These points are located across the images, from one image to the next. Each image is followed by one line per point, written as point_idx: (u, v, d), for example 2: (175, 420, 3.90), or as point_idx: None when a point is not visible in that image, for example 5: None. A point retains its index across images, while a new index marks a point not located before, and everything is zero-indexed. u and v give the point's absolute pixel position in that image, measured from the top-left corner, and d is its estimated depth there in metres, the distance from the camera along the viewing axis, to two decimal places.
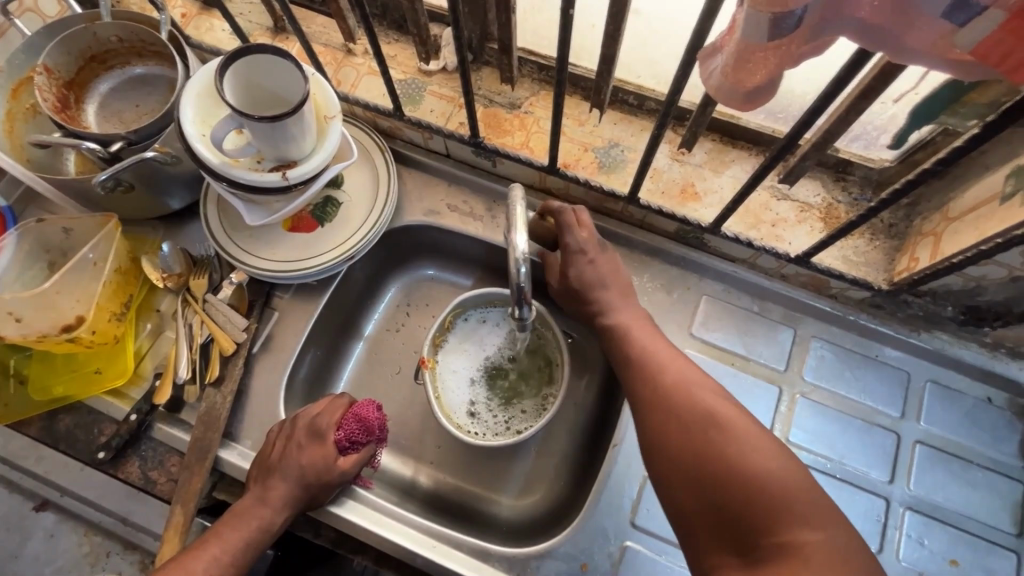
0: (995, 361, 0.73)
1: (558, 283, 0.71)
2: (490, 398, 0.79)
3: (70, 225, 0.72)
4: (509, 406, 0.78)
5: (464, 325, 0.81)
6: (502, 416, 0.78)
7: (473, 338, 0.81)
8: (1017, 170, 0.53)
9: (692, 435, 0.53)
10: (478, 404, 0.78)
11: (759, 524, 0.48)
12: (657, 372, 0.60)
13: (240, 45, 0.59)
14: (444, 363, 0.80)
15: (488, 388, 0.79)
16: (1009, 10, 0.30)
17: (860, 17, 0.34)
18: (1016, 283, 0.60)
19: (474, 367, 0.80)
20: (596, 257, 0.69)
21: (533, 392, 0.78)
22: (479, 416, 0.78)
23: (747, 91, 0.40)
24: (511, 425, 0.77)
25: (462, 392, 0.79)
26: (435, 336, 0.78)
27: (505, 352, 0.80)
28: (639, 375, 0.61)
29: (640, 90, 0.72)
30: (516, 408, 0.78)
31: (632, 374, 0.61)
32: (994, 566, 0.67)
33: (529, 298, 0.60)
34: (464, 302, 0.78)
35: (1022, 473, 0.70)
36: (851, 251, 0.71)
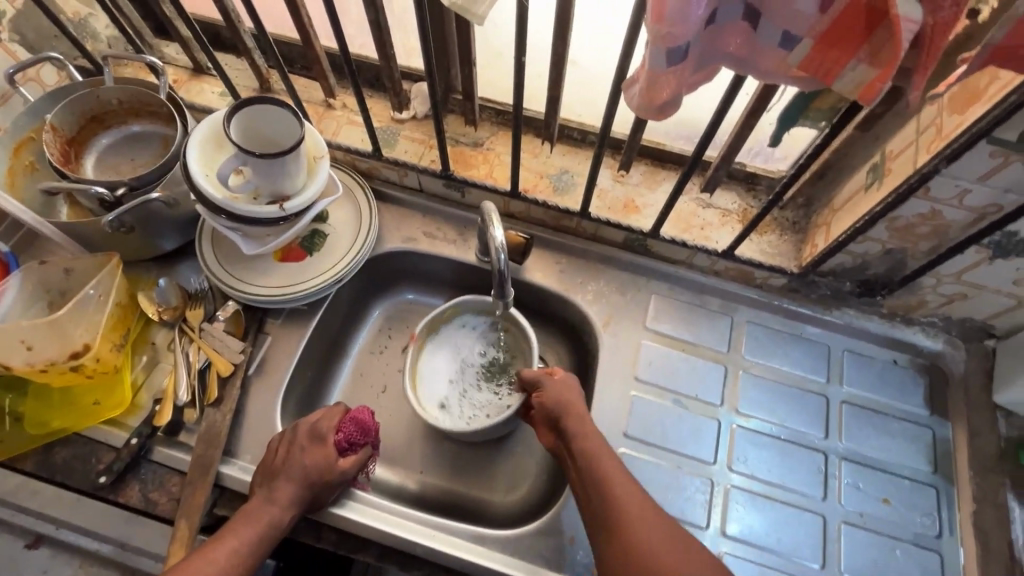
0: (894, 329, 0.87)
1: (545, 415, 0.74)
2: (463, 395, 0.86)
3: (71, 266, 0.78)
4: (477, 405, 0.85)
5: (455, 324, 0.89)
6: (469, 414, 0.85)
7: (459, 339, 0.89)
8: (873, 167, 0.69)
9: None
10: (450, 399, 0.86)
11: None
12: (629, 508, 0.62)
13: (241, 98, 0.70)
14: (430, 353, 0.88)
15: (464, 386, 0.87)
16: (815, 38, 0.44)
17: (729, 51, 0.49)
18: (891, 254, 0.75)
19: (455, 366, 0.88)
20: (565, 392, 0.73)
21: (501, 395, 0.86)
22: (448, 408, 0.85)
23: (658, 106, 0.52)
24: (473, 422, 0.84)
25: (439, 385, 0.87)
26: (429, 323, 0.86)
27: (482, 355, 0.89)
28: (604, 507, 0.63)
29: (582, 126, 0.87)
30: (482, 408, 0.85)
31: (599, 507, 0.63)
32: (919, 500, 0.78)
33: (508, 286, 0.73)
34: (464, 303, 0.87)
35: (929, 419, 0.83)
36: (766, 245, 0.85)
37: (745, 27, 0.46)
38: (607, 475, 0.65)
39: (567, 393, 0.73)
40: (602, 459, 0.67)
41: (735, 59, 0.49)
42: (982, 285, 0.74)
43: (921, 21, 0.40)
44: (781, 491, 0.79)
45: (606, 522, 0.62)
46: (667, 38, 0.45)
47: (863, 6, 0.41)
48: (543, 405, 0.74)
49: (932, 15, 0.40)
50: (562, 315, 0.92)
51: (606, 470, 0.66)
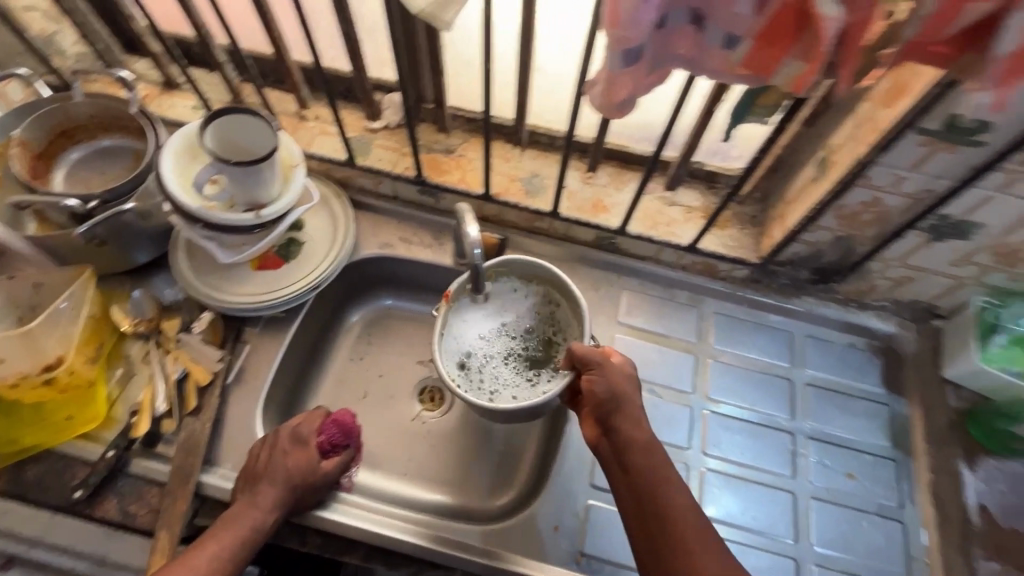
0: (853, 314, 0.91)
1: (592, 403, 0.71)
2: (487, 361, 0.82)
3: (40, 280, 0.77)
4: (497, 376, 0.81)
5: (499, 284, 0.84)
6: (488, 382, 0.81)
7: (500, 305, 0.84)
8: (820, 160, 0.75)
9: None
10: (474, 362, 0.82)
11: None
12: (682, 516, 0.63)
13: (217, 107, 0.72)
14: (462, 310, 0.83)
15: (492, 354, 0.83)
16: (755, 38, 0.48)
17: (680, 54, 0.53)
18: (841, 241, 0.80)
19: (488, 330, 0.84)
20: (618, 381, 0.70)
21: (526, 370, 0.82)
22: (468, 370, 0.81)
23: (618, 103, 0.55)
24: (488, 390, 0.80)
25: (465, 345, 0.83)
26: (471, 278, 0.81)
27: (518, 323, 0.84)
28: (658, 514, 0.63)
29: (550, 131, 0.91)
30: (501, 379, 0.81)
31: (651, 514, 0.64)
32: (880, 473, 0.83)
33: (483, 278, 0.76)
34: (514, 265, 0.81)
35: (888, 397, 0.88)
36: (728, 238, 0.89)
37: (692, 31, 0.51)
38: (652, 473, 0.66)
39: (619, 381, 0.71)
40: (656, 467, 0.67)
41: (686, 61, 0.53)
42: (924, 267, 0.80)
43: (846, 20, 0.45)
44: (753, 472, 0.82)
45: (658, 525, 0.63)
46: (622, 40, 0.49)
47: (795, 9, 0.46)
48: (592, 392, 0.70)
49: (852, 14, 0.44)
50: None
51: (661, 477, 0.66)
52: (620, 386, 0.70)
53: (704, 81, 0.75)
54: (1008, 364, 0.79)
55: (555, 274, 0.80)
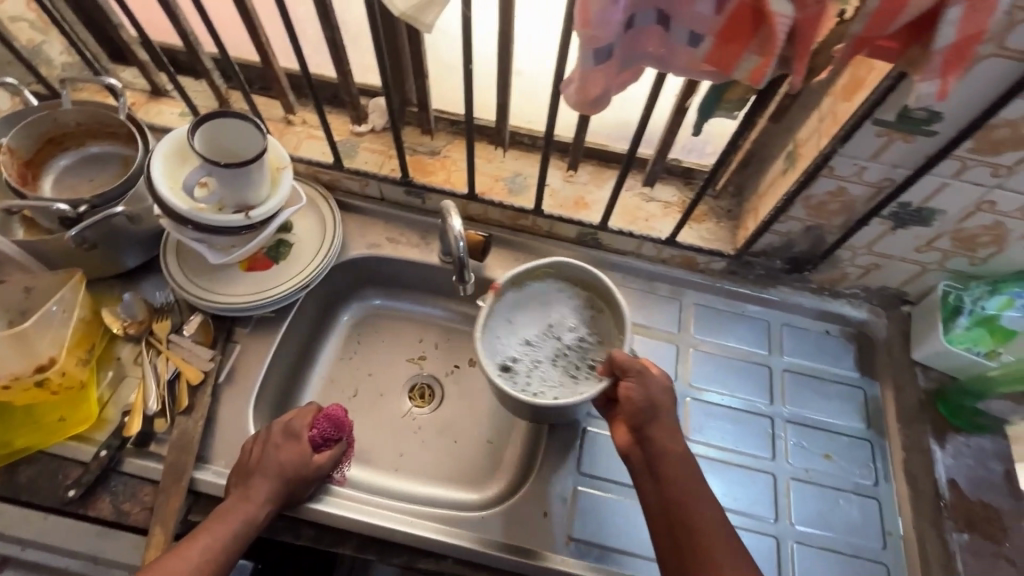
0: (826, 302, 0.95)
1: (628, 410, 0.73)
2: (529, 361, 0.82)
3: (31, 284, 0.78)
4: (539, 376, 0.81)
5: (545, 289, 0.86)
6: (531, 381, 0.80)
7: (542, 309, 0.86)
8: (788, 154, 0.78)
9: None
10: (518, 363, 0.82)
11: None
12: (709, 526, 0.65)
13: (205, 112, 0.74)
14: (508, 309, 0.85)
15: (535, 355, 0.83)
16: (715, 35, 0.52)
17: (648, 52, 0.56)
18: (810, 231, 0.84)
19: (532, 332, 0.84)
20: (654, 391, 0.73)
21: (569, 373, 0.81)
22: (510, 367, 0.81)
23: (591, 100, 0.58)
24: (530, 388, 0.79)
25: (508, 347, 0.83)
26: (520, 277, 0.84)
27: (562, 327, 0.85)
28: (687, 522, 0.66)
29: (531, 132, 0.94)
30: (543, 380, 0.81)
31: (679, 521, 0.66)
32: (856, 454, 0.86)
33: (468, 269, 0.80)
34: (563, 267, 0.84)
35: (861, 380, 0.91)
36: (705, 232, 0.93)
37: (658, 30, 0.54)
38: (681, 479, 0.69)
39: (655, 390, 0.73)
40: (687, 476, 0.69)
41: (654, 59, 0.56)
42: (890, 254, 0.83)
43: (794, 17, 0.48)
44: (735, 455, 0.85)
45: (684, 527, 0.66)
46: (593, 39, 0.51)
47: (750, 9, 0.49)
48: (630, 399, 0.72)
49: (801, 12, 0.48)
50: None
51: (692, 486, 0.68)
52: (657, 396, 0.73)
53: (677, 81, 0.79)
54: (972, 344, 0.83)
55: (603, 279, 0.82)
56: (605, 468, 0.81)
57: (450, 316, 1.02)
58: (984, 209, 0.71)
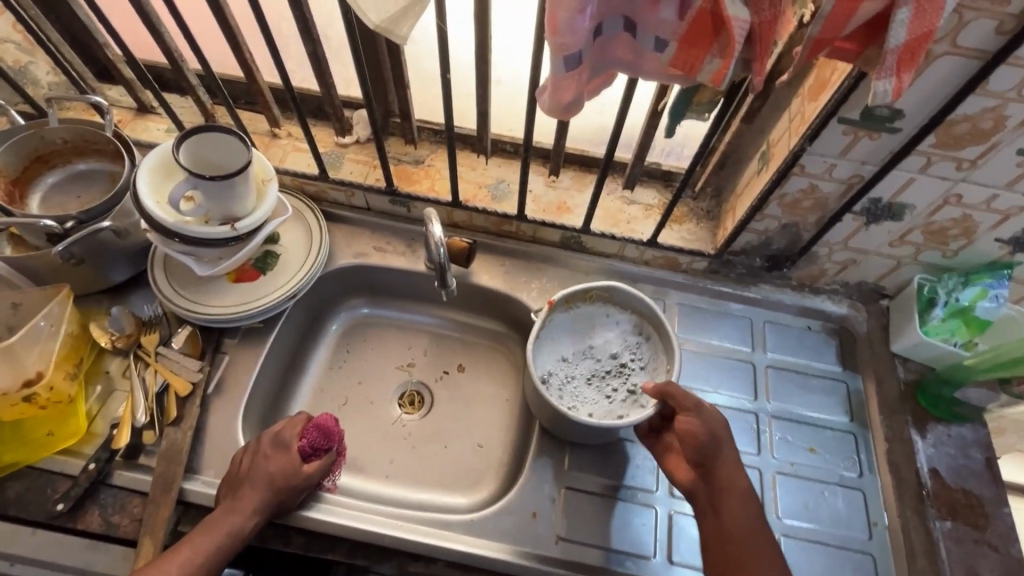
0: (806, 298, 0.96)
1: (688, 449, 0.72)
2: (569, 378, 0.86)
3: (18, 300, 0.78)
4: (575, 394, 0.84)
5: (596, 308, 0.88)
6: (568, 396, 0.84)
7: (588, 328, 0.88)
8: (761, 153, 0.80)
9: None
10: (558, 377, 0.85)
11: None
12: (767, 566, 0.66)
13: (191, 127, 0.75)
14: (556, 324, 0.87)
15: (574, 372, 0.86)
16: (678, 40, 0.53)
17: (617, 57, 0.58)
18: (787, 229, 0.86)
19: (577, 350, 0.87)
20: (715, 427, 0.72)
21: (606, 395, 0.84)
22: (551, 381, 0.84)
23: (564, 105, 0.60)
24: (565, 403, 0.83)
25: (549, 361, 0.86)
26: (573, 297, 0.86)
27: (607, 349, 0.87)
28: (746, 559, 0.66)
29: (513, 139, 0.96)
30: (579, 398, 0.84)
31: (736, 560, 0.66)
32: (841, 446, 0.87)
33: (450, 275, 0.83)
34: (617, 292, 0.85)
35: (843, 374, 0.93)
36: (686, 232, 0.95)
37: (627, 38, 0.56)
38: (738, 514, 0.69)
39: (715, 426, 0.72)
40: (744, 511, 0.69)
41: (624, 64, 0.58)
42: (866, 249, 0.85)
43: (751, 21, 0.50)
44: None
45: (736, 560, 0.66)
46: (562, 46, 0.53)
47: (710, 14, 0.51)
48: (690, 436, 0.71)
49: (757, 16, 0.50)
50: (510, 314, 0.99)
51: (751, 524, 0.68)
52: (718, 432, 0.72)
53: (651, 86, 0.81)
54: (949, 335, 0.86)
55: (656, 311, 0.83)
56: (594, 467, 0.82)
57: (439, 322, 1.04)
58: (951, 202, 0.73)
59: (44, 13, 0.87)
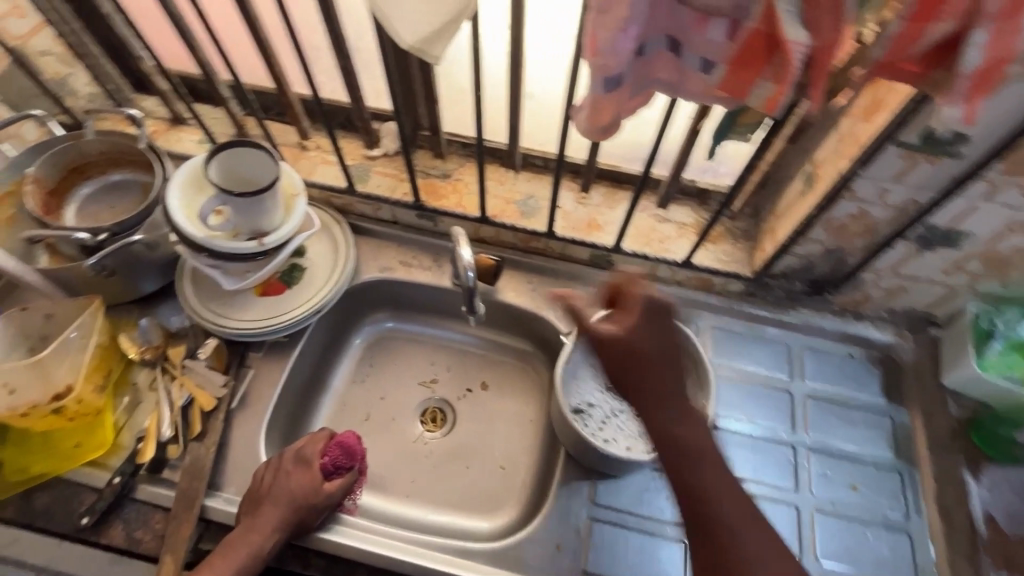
0: (849, 324, 0.91)
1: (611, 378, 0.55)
2: (607, 413, 0.83)
3: (52, 311, 0.80)
4: (615, 430, 0.81)
5: None
6: (606, 432, 0.81)
7: None
8: (806, 174, 0.76)
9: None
10: (594, 410, 0.82)
11: None
12: (741, 528, 0.53)
13: (222, 141, 0.75)
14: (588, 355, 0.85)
15: (613, 407, 0.83)
16: (728, 63, 0.50)
17: (659, 78, 0.55)
18: (832, 253, 0.82)
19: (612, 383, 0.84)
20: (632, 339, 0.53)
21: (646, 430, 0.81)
22: (587, 415, 0.81)
23: (602, 126, 0.57)
24: (604, 438, 0.80)
25: (584, 394, 0.83)
26: None
27: None
28: (720, 523, 0.53)
29: (543, 153, 0.94)
30: (619, 434, 0.81)
31: (704, 518, 0.53)
32: (885, 484, 0.82)
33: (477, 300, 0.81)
34: None
35: (888, 407, 0.88)
36: (721, 253, 0.91)
37: (670, 56, 0.53)
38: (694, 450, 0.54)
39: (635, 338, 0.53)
40: (709, 453, 0.54)
41: (667, 84, 0.55)
42: (916, 276, 0.80)
43: (810, 44, 0.47)
44: (756, 486, 0.82)
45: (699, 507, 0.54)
46: (603, 67, 0.51)
47: (763, 34, 0.47)
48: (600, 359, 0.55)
49: (817, 39, 0.46)
50: (536, 332, 0.97)
51: (720, 476, 0.54)
52: (645, 361, 0.53)
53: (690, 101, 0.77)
54: (1006, 371, 0.79)
55: (690, 340, 0.80)
56: (622, 498, 0.79)
57: (462, 337, 1.02)
58: (1016, 231, 0.68)
59: (84, 26, 0.89)
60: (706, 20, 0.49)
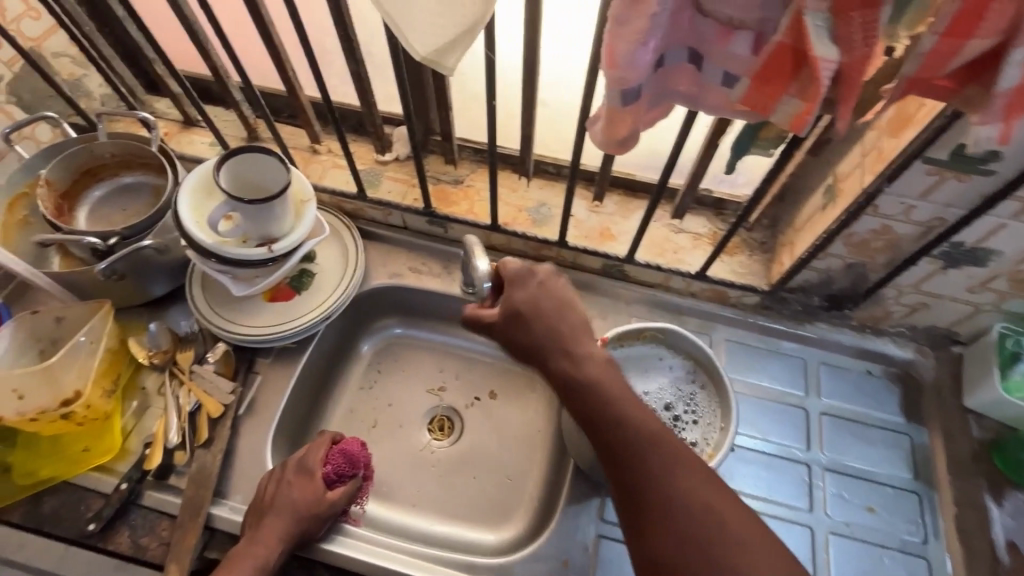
0: (867, 340, 0.89)
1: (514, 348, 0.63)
2: None
3: (62, 314, 0.79)
4: None
5: (647, 351, 0.82)
6: None
7: (638, 372, 0.82)
8: (827, 188, 0.74)
9: (689, 528, 0.53)
10: None
11: (692, 537, 0.53)
12: (655, 454, 0.57)
13: (233, 147, 0.75)
14: None
15: None
16: (751, 79, 0.48)
17: (679, 91, 0.53)
18: (852, 269, 0.79)
19: None
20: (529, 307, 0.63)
21: None
22: None
23: (619, 139, 0.56)
24: None
25: None
26: (625, 335, 0.81)
27: (660, 399, 0.80)
28: (629, 453, 0.57)
29: (556, 160, 0.92)
30: None
31: (618, 451, 0.57)
32: (902, 507, 0.80)
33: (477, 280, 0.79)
34: (671, 333, 0.80)
35: (907, 426, 0.85)
36: (737, 265, 0.89)
37: (690, 68, 0.51)
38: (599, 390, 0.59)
39: (530, 305, 0.63)
40: (614, 390, 0.60)
41: (686, 97, 0.54)
42: (939, 294, 0.78)
43: (839, 60, 0.45)
44: (769, 505, 0.80)
45: (613, 442, 0.58)
46: (621, 81, 0.49)
47: (790, 50, 0.45)
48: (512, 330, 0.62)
49: (847, 55, 0.45)
50: None
51: (626, 409, 0.59)
52: (540, 312, 0.62)
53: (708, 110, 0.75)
54: None
55: (711, 357, 0.79)
56: None
57: (470, 344, 1.01)
58: None
59: (98, 28, 0.88)
60: (730, 33, 0.47)
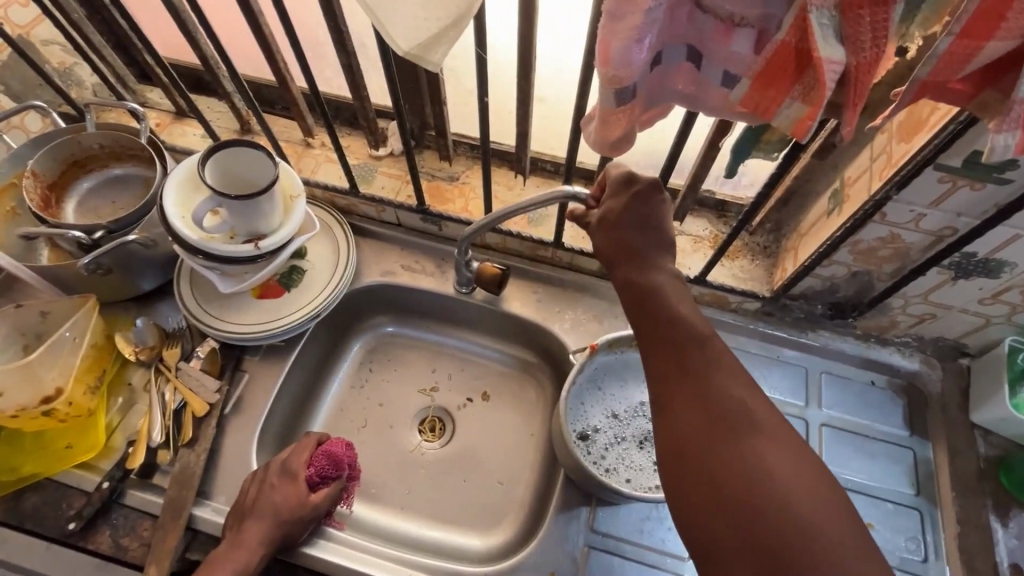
0: (870, 349, 0.86)
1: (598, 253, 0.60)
2: (613, 438, 0.81)
3: (47, 309, 0.78)
4: (620, 457, 0.79)
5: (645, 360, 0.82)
6: (608, 459, 0.79)
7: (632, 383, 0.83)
8: (834, 192, 0.71)
9: (727, 423, 0.47)
10: (598, 436, 0.80)
11: (729, 432, 0.46)
12: (710, 353, 0.51)
13: (220, 140, 0.73)
14: (598, 375, 0.83)
15: (621, 433, 0.81)
16: (751, 80, 0.45)
17: (677, 90, 0.51)
18: (857, 277, 0.76)
19: (620, 409, 0.82)
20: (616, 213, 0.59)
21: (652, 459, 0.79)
22: (590, 442, 0.80)
23: (612, 140, 0.53)
24: (605, 466, 0.78)
25: (590, 419, 0.81)
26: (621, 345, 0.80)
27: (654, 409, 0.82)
28: (684, 350, 0.51)
29: (554, 159, 0.90)
30: (623, 461, 0.79)
31: (668, 340, 0.52)
32: (902, 524, 0.78)
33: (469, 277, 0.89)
34: None
35: (910, 439, 0.82)
36: (738, 269, 0.86)
37: (689, 68, 0.48)
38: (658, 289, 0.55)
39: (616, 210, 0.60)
40: (675, 294, 0.55)
41: (685, 97, 0.51)
42: (948, 305, 0.75)
43: (846, 61, 0.42)
44: None
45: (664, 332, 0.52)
46: (615, 79, 0.46)
47: (792, 49, 0.42)
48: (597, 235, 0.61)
49: (854, 56, 0.42)
50: (540, 343, 0.93)
51: (682, 310, 0.54)
52: (619, 219, 0.59)
53: None
54: None
55: None
56: (619, 526, 0.76)
57: (464, 343, 0.99)
58: None
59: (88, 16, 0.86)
60: (732, 30, 0.44)
